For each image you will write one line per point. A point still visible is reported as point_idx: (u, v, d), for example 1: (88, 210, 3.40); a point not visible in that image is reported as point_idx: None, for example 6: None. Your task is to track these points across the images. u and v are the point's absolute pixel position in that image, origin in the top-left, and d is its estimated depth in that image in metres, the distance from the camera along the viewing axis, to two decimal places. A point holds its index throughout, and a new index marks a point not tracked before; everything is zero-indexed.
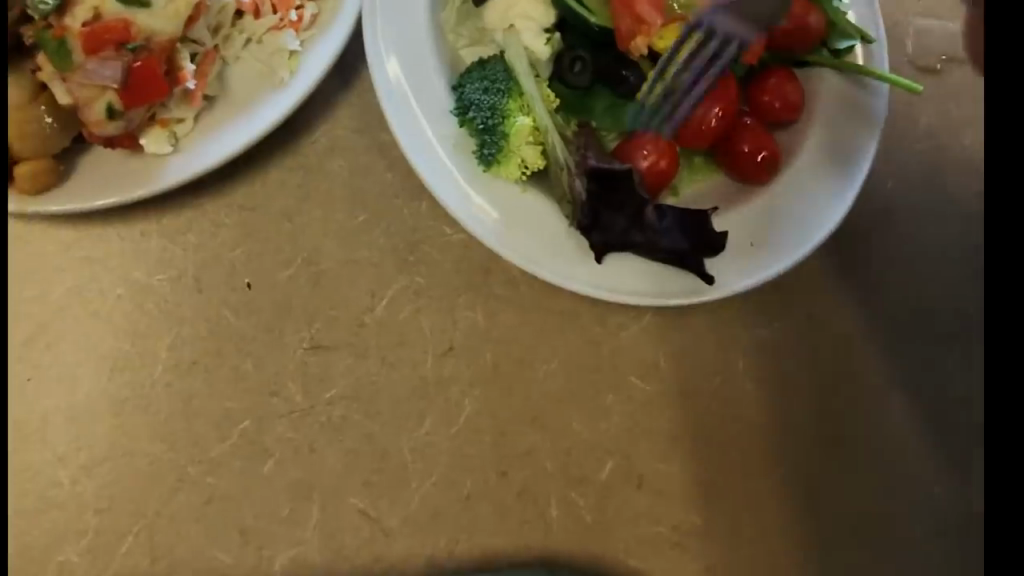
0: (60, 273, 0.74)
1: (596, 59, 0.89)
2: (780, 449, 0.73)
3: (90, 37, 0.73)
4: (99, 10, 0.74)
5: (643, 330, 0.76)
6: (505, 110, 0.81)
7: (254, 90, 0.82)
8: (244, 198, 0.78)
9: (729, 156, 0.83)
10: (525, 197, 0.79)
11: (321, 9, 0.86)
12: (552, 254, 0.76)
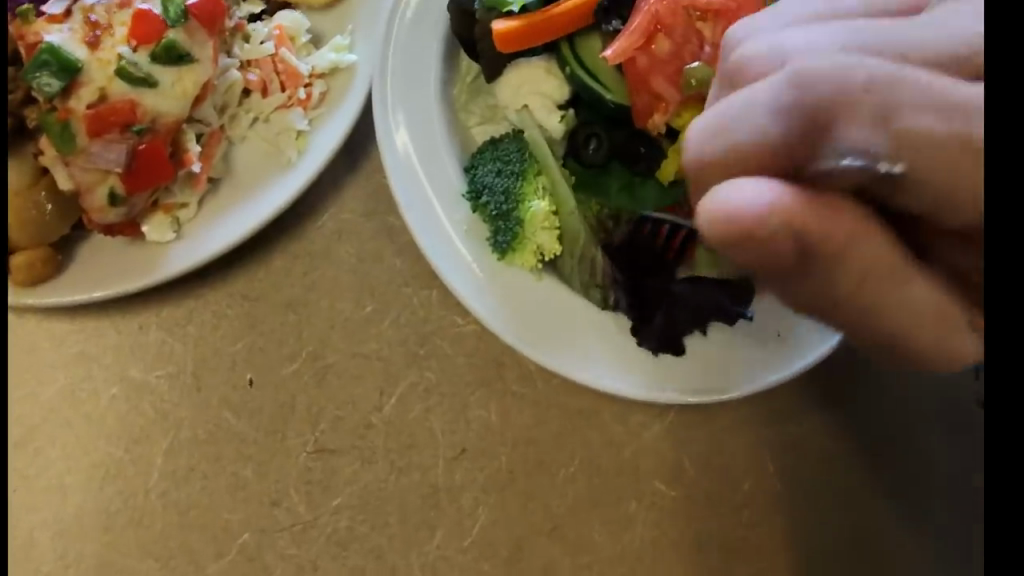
0: (52, 371, 0.72)
1: (612, 135, 0.85)
2: (814, 561, 0.70)
3: (94, 119, 0.71)
4: (104, 91, 0.71)
5: (666, 429, 0.73)
6: (519, 194, 0.79)
7: (259, 170, 0.79)
8: (246, 287, 0.75)
9: None
10: (541, 285, 0.76)
11: (330, 87, 0.84)
12: (570, 349, 0.73)
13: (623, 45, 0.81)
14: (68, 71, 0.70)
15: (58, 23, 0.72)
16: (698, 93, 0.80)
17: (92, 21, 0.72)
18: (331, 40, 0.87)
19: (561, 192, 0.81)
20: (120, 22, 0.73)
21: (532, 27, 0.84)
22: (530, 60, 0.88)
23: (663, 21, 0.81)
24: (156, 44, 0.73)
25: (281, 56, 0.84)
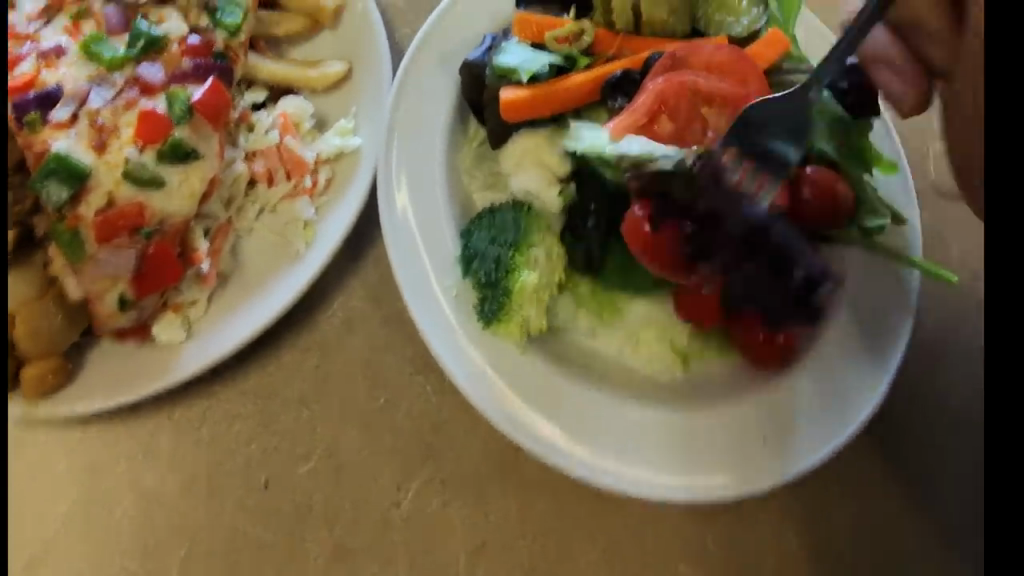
0: (65, 485, 0.73)
1: (612, 211, 0.82)
2: None
3: (103, 225, 0.72)
4: (112, 196, 0.72)
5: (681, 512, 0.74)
6: (510, 264, 0.78)
7: (267, 261, 0.80)
8: (257, 384, 0.77)
9: (742, 338, 0.80)
10: (525, 360, 0.75)
11: (335, 173, 0.85)
12: (564, 438, 0.72)
13: (625, 121, 0.81)
14: (76, 178, 0.71)
15: (67, 128, 0.73)
16: None
17: (98, 124, 0.74)
18: (335, 124, 0.89)
19: (551, 269, 0.80)
20: (125, 121, 0.75)
21: (538, 96, 0.85)
22: (537, 128, 0.87)
23: (668, 103, 0.81)
24: (162, 143, 0.74)
25: (285, 144, 0.85)
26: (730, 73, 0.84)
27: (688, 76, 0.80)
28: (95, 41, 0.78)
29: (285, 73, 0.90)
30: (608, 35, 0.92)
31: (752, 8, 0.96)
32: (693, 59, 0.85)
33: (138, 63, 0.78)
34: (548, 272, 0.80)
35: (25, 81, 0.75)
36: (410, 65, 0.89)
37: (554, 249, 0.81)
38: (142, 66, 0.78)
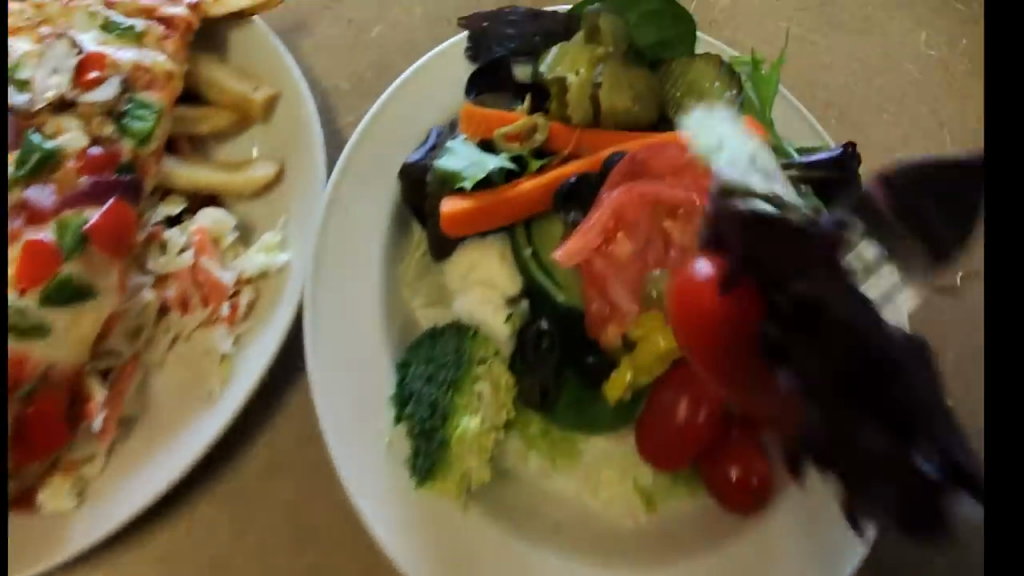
0: None
1: (565, 335, 0.73)
2: None
3: None
4: None
5: None
6: (448, 409, 0.70)
7: (178, 404, 0.71)
8: (163, 548, 0.68)
9: (712, 476, 0.71)
10: (465, 519, 0.67)
11: (258, 296, 0.77)
12: None
13: (578, 243, 0.70)
14: None
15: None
16: (658, 303, 0.71)
17: None
18: (261, 237, 0.80)
19: (495, 409, 0.72)
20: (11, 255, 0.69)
21: (481, 210, 0.76)
22: (485, 240, 0.79)
23: (626, 220, 0.70)
24: (47, 285, 0.67)
25: (201, 266, 0.77)
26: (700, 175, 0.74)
27: (647, 188, 0.71)
28: None
29: (205, 178, 0.81)
30: (565, 128, 0.83)
31: (726, 91, 0.87)
32: (654, 162, 0.75)
33: (26, 187, 0.73)
34: (492, 413, 0.71)
35: None
36: (342, 172, 0.81)
37: (501, 381, 0.73)
38: (30, 190, 0.73)
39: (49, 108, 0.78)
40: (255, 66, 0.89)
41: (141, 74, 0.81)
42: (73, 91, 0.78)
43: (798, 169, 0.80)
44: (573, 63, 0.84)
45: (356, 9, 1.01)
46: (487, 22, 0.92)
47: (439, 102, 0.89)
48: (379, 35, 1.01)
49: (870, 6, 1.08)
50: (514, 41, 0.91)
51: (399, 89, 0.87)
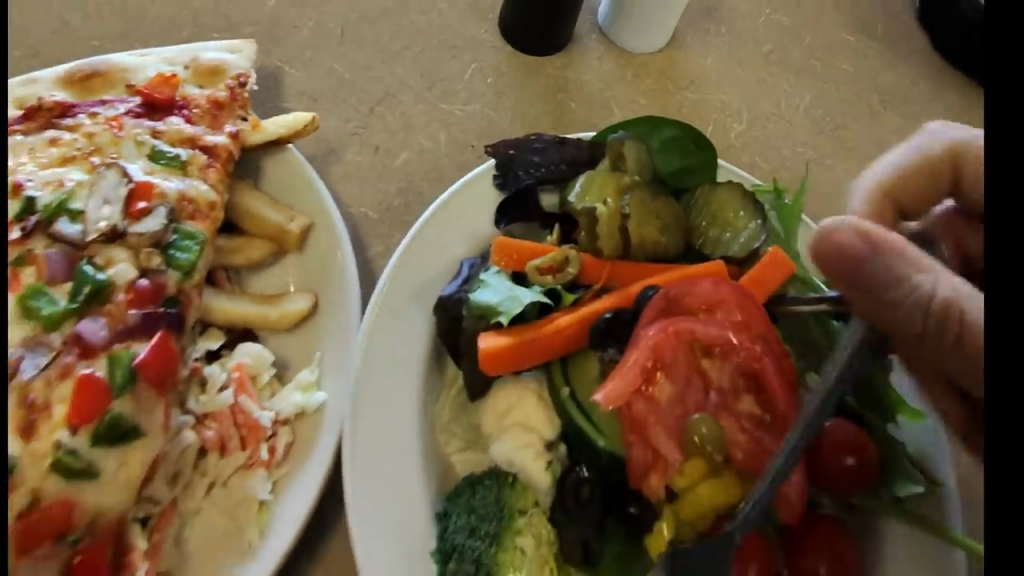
0: None
1: (605, 486, 0.73)
2: None
3: (24, 536, 0.59)
4: (37, 494, 0.60)
5: None
6: (494, 567, 0.68)
7: (218, 559, 0.70)
8: None
9: None
10: None
11: (295, 438, 0.75)
12: None
13: (619, 381, 0.70)
14: None
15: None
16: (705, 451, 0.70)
17: (29, 402, 0.63)
18: (297, 375, 0.79)
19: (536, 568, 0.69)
20: (58, 401, 0.64)
21: (520, 345, 0.76)
22: (522, 381, 0.78)
23: (664, 358, 0.72)
24: (98, 421, 0.64)
25: (240, 405, 0.75)
26: (733, 313, 0.75)
27: (684, 329, 0.72)
28: (34, 293, 0.68)
29: (242, 312, 0.80)
30: (596, 262, 0.84)
31: (751, 221, 0.88)
32: (688, 297, 0.76)
33: (78, 319, 0.68)
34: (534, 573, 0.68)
35: None
36: (375, 307, 0.79)
37: (543, 535, 0.70)
38: (83, 322, 0.68)
39: (94, 238, 0.73)
40: (290, 197, 0.88)
41: (188, 200, 0.79)
42: (122, 217, 0.75)
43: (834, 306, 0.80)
44: (600, 193, 0.85)
45: (381, 136, 1.03)
46: (514, 149, 0.92)
47: (471, 232, 0.88)
48: (405, 160, 1.02)
49: (883, 130, 1.15)
50: (540, 167, 0.91)
51: (429, 219, 0.86)
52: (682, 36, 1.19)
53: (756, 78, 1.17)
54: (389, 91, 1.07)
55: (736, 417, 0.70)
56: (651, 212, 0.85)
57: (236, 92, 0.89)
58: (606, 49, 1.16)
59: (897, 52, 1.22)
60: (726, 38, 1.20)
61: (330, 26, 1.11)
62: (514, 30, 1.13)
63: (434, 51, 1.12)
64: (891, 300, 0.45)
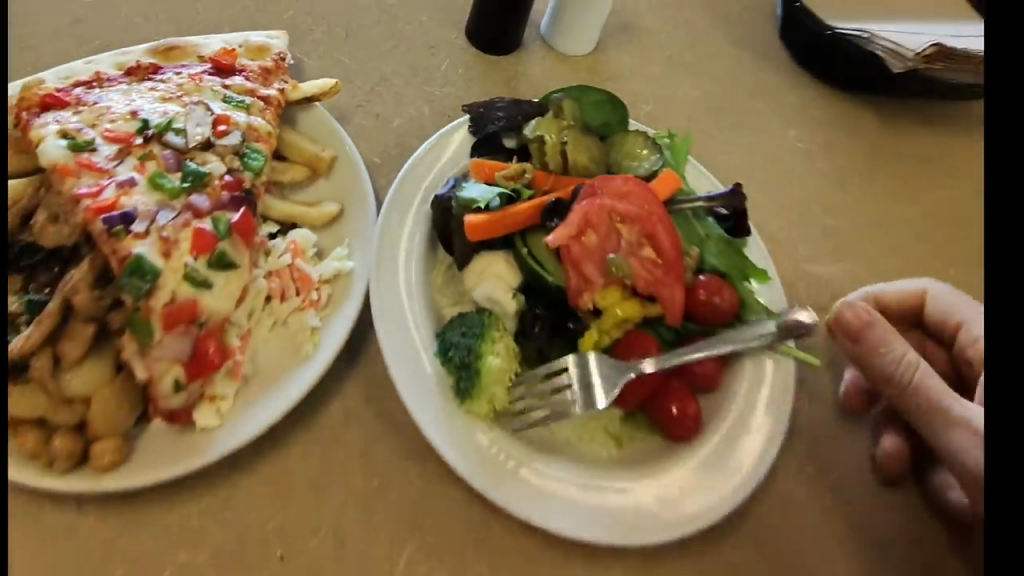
0: (120, 543, 0.89)
1: (551, 316, 1.03)
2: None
3: (168, 317, 0.89)
4: (175, 294, 0.90)
5: (618, 553, 0.96)
6: (479, 351, 0.96)
7: (283, 366, 0.99)
8: (274, 468, 0.97)
9: (660, 416, 0.99)
10: (489, 433, 0.93)
11: (334, 291, 1.05)
12: (503, 482, 0.89)
13: (562, 228, 1.02)
14: (150, 277, 0.89)
15: (141, 237, 0.91)
16: (619, 279, 1.03)
17: (164, 237, 0.92)
18: (333, 252, 1.09)
19: (508, 359, 0.98)
20: (183, 238, 0.93)
21: (492, 219, 1.06)
22: (493, 252, 1.08)
23: (592, 221, 1.03)
24: (211, 254, 0.94)
25: (296, 266, 1.05)
26: (637, 199, 1.05)
27: (603, 203, 1.03)
28: (159, 176, 0.98)
29: (292, 209, 1.10)
30: (544, 176, 1.16)
31: (652, 156, 1.20)
32: (608, 185, 1.06)
33: (189, 194, 0.98)
34: (507, 361, 0.97)
35: (110, 203, 0.93)
36: (389, 206, 1.11)
37: (512, 347, 1.00)
38: (193, 197, 0.98)
39: (193, 146, 1.03)
40: (319, 136, 1.19)
41: (255, 129, 1.10)
42: (211, 137, 1.05)
43: (706, 203, 1.13)
44: (549, 128, 1.19)
45: (380, 107, 1.35)
46: (483, 108, 1.22)
47: (456, 163, 1.20)
48: (399, 124, 1.34)
49: (759, 111, 1.52)
50: (503, 119, 1.21)
51: (426, 151, 1.18)
52: (604, 45, 1.56)
53: (662, 76, 1.54)
54: (384, 77, 1.40)
55: (639, 259, 1.03)
56: (582, 144, 1.18)
57: (279, 64, 1.22)
58: (548, 53, 1.52)
59: (769, 56, 1.61)
60: (640, 48, 1.57)
61: (337, 30, 1.44)
62: (478, 35, 1.48)
63: (417, 50, 1.46)
64: (879, 356, 0.98)
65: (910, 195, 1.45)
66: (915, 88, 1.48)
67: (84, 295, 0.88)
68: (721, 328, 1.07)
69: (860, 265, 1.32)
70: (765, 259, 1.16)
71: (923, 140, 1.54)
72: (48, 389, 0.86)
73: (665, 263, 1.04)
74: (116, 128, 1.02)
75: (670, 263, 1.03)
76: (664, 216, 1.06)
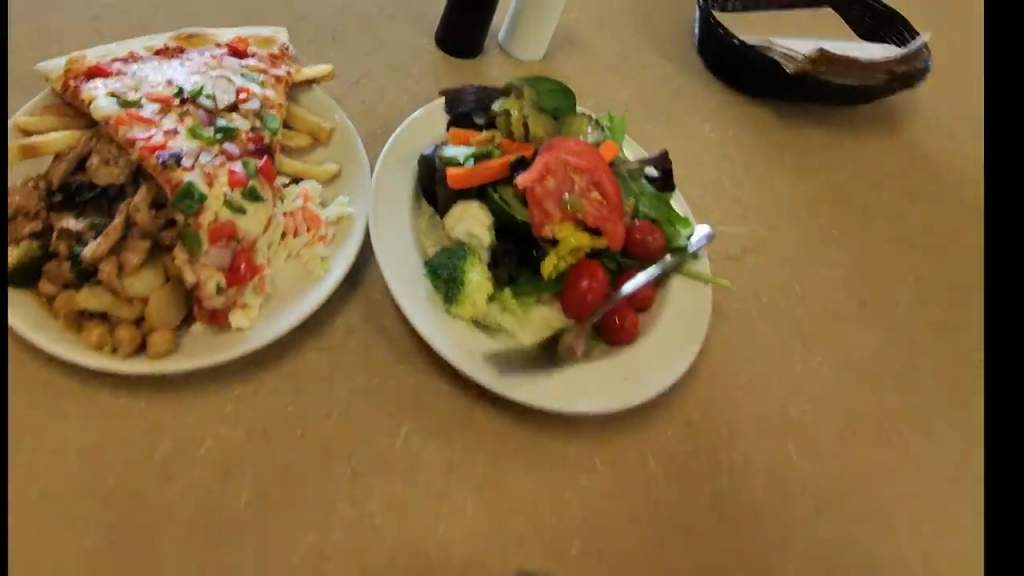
0: (167, 417, 1.05)
1: (515, 255, 1.29)
2: (671, 487, 1.17)
3: (213, 233, 1.10)
4: (218, 216, 1.11)
5: (577, 433, 1.19)
6: (463, 267, 1.20)
7: (298, 286, 1.19)
8: (293, 364, 1.15)
9: (604, 327, 1.24)
10: (470, 333, 1.18)
11: (337, 232, 1.26)
12: (480, 369, 1.14)
13: (528, 175, 1.26)
14: (199, 201, 1.09)
15: (190, 170, 1.11)
16: (574, 214, 1.26)
17: (207, 172, 1.13)
18: (336, 200, 1.31)
19: (484, 276, 1.23)
20: (222, 174, 1.14)
21: (470, 171, 1.29)
22: (469, 199, 1.31)
23: (551, 170, 1.28)
24: (244, 187, 1.15)
25: (306, 209, 1.25)
26: (587, 156, 1.31)
27: (560, 156, 1.29)
28: (197, 127, 1.19)
29: (298, 167, 1.31)
30: (509, 144, 1.40)
31: (592, 131, 1.46)
32: (564, 146, 1.32)
33: (222, 143, 1.19)
34: (484, 277, 1.22)
35: (161, 143, 1.14)
36: (382, 164, 1.34)
37: (486, 271, 1.24)
38: (226, 145, 1.19)
39: (222, 108, 1.25)
40: (320, 111, 1.41)
41: (270, 100, 1.32)
42: (235, 101, 1.27)
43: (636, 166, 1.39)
44: (511, 105, 1.44)
45: (361, 98, 1.59)
46: (456, 92, 1.46)
47: (435, 135, 1.43)
48: (378, 113, 1.58)
49: (680, 109, 1.80)
50: (473, 99, 1.46)
51: (411, 123, 1.41)
52: (552, 54, 1.82)
53: (600, 79, 1.80)
54: (365, 73, 1.63)
55: (589, 200, 1.28)
56: (540, 119, 1.44)
57: (284, 52, 1.44)
58: (501, 58, 1.78)
59: (688, 65, 1.90)
60: (580, 55, 1.84)
61: (322, 33, 1.67)
62: (443, 41, 1.72)
63: (392, 51, 1.69)
64: None
65: (806, 175, 1.74)
66: (808, 94, 1.77)
67: (144, 214, 1.08)
68: (652, 263, 1.33)
69: (763, 229, 1.59)
70: (686, 211, 1.44)
71: (816, 132, 1.83)
72: (114, 289, 1.06)
73: (608, 206, 1.29)
74: (155, 92, 1.23)
75: (612, 206, 1.29)
76: (608, 172, 1.32)
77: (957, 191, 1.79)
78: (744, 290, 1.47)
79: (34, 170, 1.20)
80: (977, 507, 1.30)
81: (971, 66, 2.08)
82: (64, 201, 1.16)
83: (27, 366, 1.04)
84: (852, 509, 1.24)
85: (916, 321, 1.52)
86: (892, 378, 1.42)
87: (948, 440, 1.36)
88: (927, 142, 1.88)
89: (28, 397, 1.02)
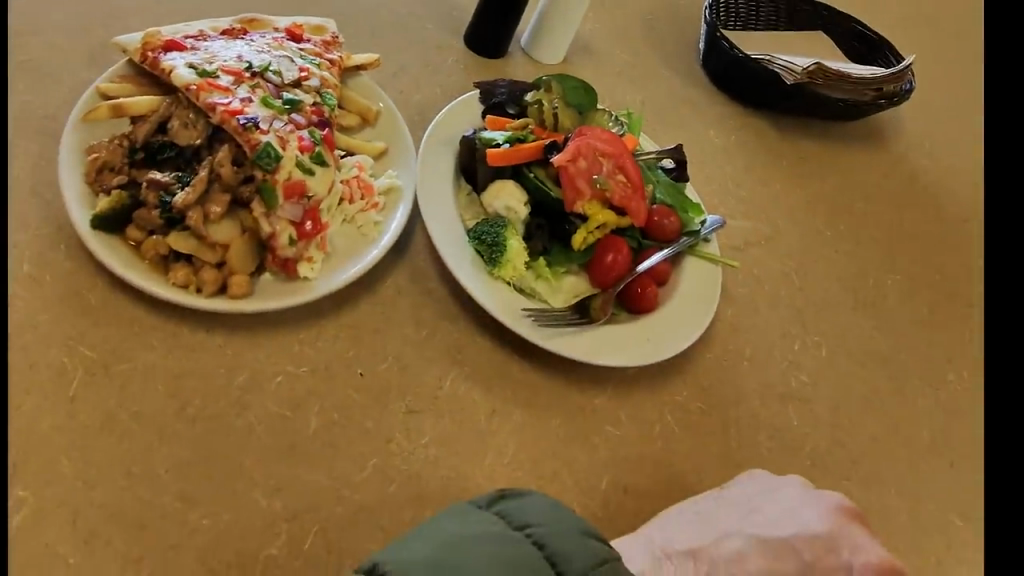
0: (242, 354, 1.16)
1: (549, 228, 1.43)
2: (685, 441, 1.31)
3: (287, 190, 1.22)
4: (291, 175, 1.23)
5: (603, 388, 1.31)
6: (504, 235, 1.33)
7: (355, 245, 1.31)
8: (350, 315, 1.27)
9: (628, 295, 1.38)
10: (509, 295, 1.31)
11: (388, 201, 1.38)
12: (520, 324, 1.26)
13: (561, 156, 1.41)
14: (276, 160, 1.21)
15: (266, 133, 1.23)
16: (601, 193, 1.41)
17: (281, 136, 1.24)
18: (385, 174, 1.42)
19: (521, 245, 1.36)
20: (293, 139, 1.25)
21: (509, 152, 1.43)
22: (506, 178, 1.44)
23: (582, 153, 1.42)
24: (312, 152, 1.27)
25: (359, 177, 1.36)
26: (614, 143, 1.46)
27: (590, 141, 1.43)
28: (268, 99, 1.30)
29: (352, 142, 1.43)
30: (541, 132, 1.54)
31: (614, 126, 1.61)
32: (593, 133, 1.46)
33: (290, 113, 1.31)
34: (521, 245, 1.35)
35: (238, 109, 1.24)
36: (427, 143, 1.47)
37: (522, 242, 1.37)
38: (294, 115, 1.30)
39: (287, 84, 1.37)
40: (367, 94, 1.54)
41: (328, 80, 1.44)
42: (298, 79, 1.39)
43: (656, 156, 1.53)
44: (542, 97, 1.57)
45: (398, 89, 1.71)
46: (489, 84, 1.59)
47: (473, 121, 1.57)
48: (414, 104, 1.70)
49: (686, 115, 1.95)
50: (506, 91, 1.59)
51: (452, 109, 1.54)
52: (570, 59, 1.97)
53: (614, 84, 1.95)
54: (402, 67, 1.76)
55: (615, 182, 1.43)
56: (570, 110, 1.57)
57: (335, 40, 1.57)
58: (523, 60, 1.92)
59: (693, 75, 2.05)
60: (595, 61, 1.99)
61: (362, 28, 1.79)
62: (472, 42, 1.86)
63: (425, 48, 1.82)
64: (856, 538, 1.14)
65: (799, 180, 1.90)
66: (802, 106, 1.94)
67: (227, 170, 1.21)
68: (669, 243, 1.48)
69: (762, 225, 1.75)
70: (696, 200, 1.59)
71: (808, 142, 2.00)
72: (199, 235, 1.17)
73: (633, 188, 1.44)
74: (227, 65, 1.33)
75: (636, 188, 1.44)
76: (631, 158, 1.47)
77: (936, 200, 1.97)
78: (746, 276, 1.62)
79: (115, 130, 1.29)
80: (952, 473, 1.45)
81: (948, 89, 2.27)
82: (145, 159, 1.26)
83: (117, 304, 1.14)
84: (844, 467, 1.39)
85: (900, 310, 1.68)
86: (878, 358, 1.58)
87: (927, 415, 1.52)
88: (908, 155, 2.05)
89: (118, 330, 1.12)
